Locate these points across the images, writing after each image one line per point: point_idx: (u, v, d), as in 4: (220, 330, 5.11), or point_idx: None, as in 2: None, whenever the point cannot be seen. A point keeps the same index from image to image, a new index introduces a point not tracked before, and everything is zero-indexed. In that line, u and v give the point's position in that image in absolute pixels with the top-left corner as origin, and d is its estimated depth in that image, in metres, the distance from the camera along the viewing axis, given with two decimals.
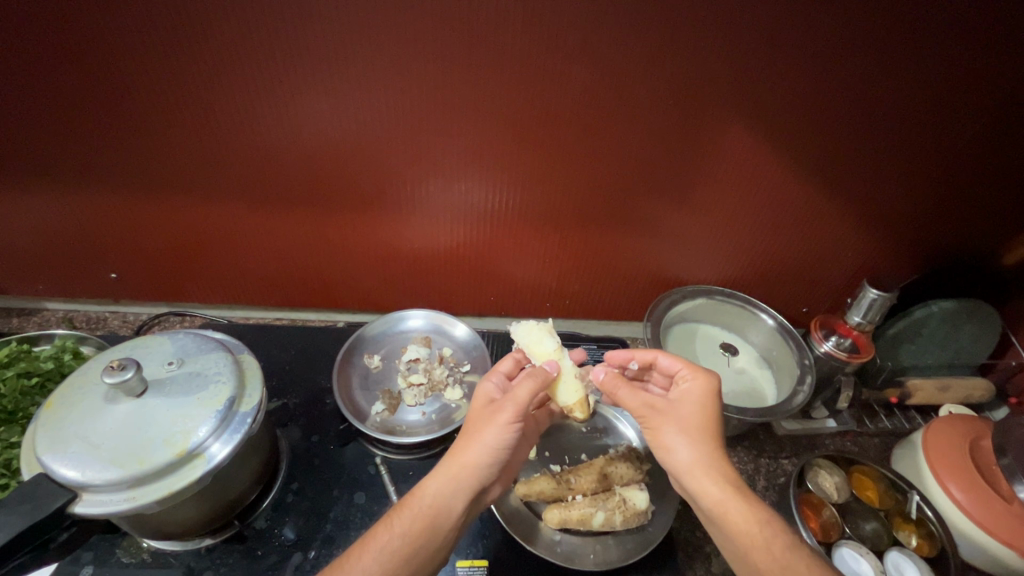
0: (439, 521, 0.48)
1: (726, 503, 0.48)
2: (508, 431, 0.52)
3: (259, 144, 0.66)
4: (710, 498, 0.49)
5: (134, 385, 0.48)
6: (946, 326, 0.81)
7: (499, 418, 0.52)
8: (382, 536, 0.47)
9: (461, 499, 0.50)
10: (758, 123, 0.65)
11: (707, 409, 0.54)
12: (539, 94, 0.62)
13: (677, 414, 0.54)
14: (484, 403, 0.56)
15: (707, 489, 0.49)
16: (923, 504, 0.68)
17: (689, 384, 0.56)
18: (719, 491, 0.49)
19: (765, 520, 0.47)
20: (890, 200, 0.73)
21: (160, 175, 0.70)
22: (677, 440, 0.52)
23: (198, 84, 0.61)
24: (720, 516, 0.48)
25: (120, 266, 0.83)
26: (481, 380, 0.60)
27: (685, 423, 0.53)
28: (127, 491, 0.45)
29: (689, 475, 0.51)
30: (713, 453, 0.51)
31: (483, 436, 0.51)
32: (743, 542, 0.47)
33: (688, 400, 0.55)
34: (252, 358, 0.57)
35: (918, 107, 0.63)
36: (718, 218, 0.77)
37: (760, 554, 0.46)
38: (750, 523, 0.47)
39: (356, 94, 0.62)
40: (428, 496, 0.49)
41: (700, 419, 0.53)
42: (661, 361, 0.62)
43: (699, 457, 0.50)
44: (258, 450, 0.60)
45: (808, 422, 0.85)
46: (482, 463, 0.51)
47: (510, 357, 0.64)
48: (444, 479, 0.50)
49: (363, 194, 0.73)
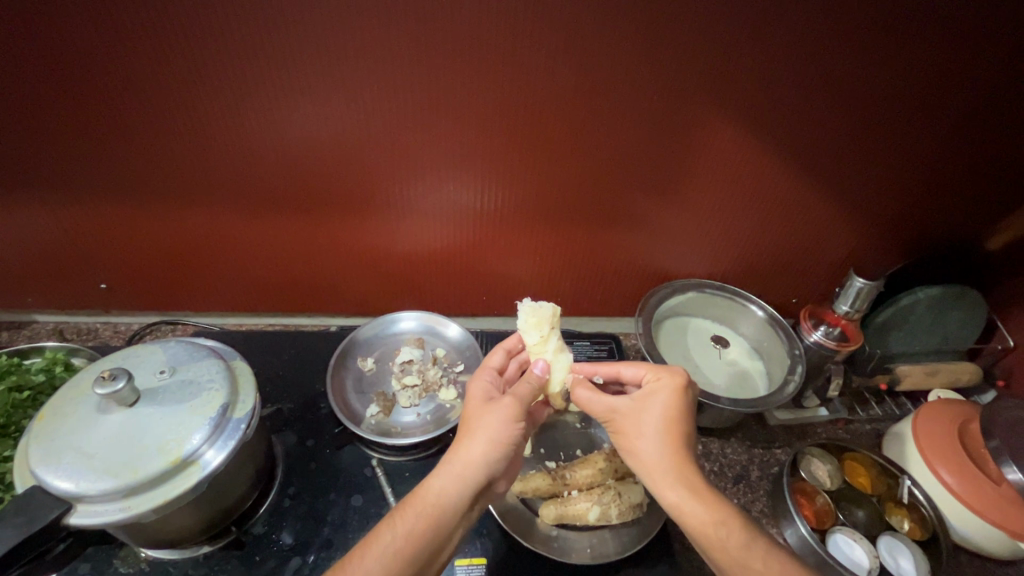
0: (441, 520, 0.48)
1: (682, 504, 0.49)
2: (513, 427, 0.54)
3: (245, 150, 0.66)
4: (669, 498, 0.50)
5: (126, 394, 0.48)
6: (932, 312, 0.82)
7: (505, 412, 0.54)
8: (385, 535, 0.47)
9: (465, 495, 0.50)
10: (742, 116, 0.65)
11: (671, 408, 0.54)
12: (525, 90, 0.62)
13: (638, 416, 0.55)
14: (483, 399, 0.57)
15: (666, 492, 0.50)
16: (913, 487, 0.70)
17: (653, 385, 0.57)
18: (676, 495, 0.50)
19: (722, 518, 0.48)
20: (874, 189, 0.74)
21: (148, 184, 0.70)
22: (639, 441, 0.53)
23: (182, 91, 0.60)
24: (679, 516, 0.50)
25: (111, 276, 0.83)
26: (472, 377, 0.61)
27: (645, 424, 0.54)
28: (122, 500, 0.45)
29: (654, 475, 0.52)
30: (674, 452, 0.52)
31: (489, 431, 0.52)
32: (702, 542, 0.48)
33: (651, 402, 0.55)
34: (245, 364, 0.56)
35: (898, 96, 0.64)
36: (707, 211, 0.77)
37: (716, 551, 0.47)
38: (707, 522, 0.48)
39: (342, 95, 0.62)
40: (432, 494, 0.49)
41: (660, 420, 0.54)
42: (626, 372, 0.63)
43: (660, 461, 0.51)
44: (253, 455, 0.60)
45: (801, 411, 0.86)
46: (487, 459, 0.51)
47: (499, 350, 0.67)
48: (447, 478, 0.50)
49: (353, 196, 0.73)
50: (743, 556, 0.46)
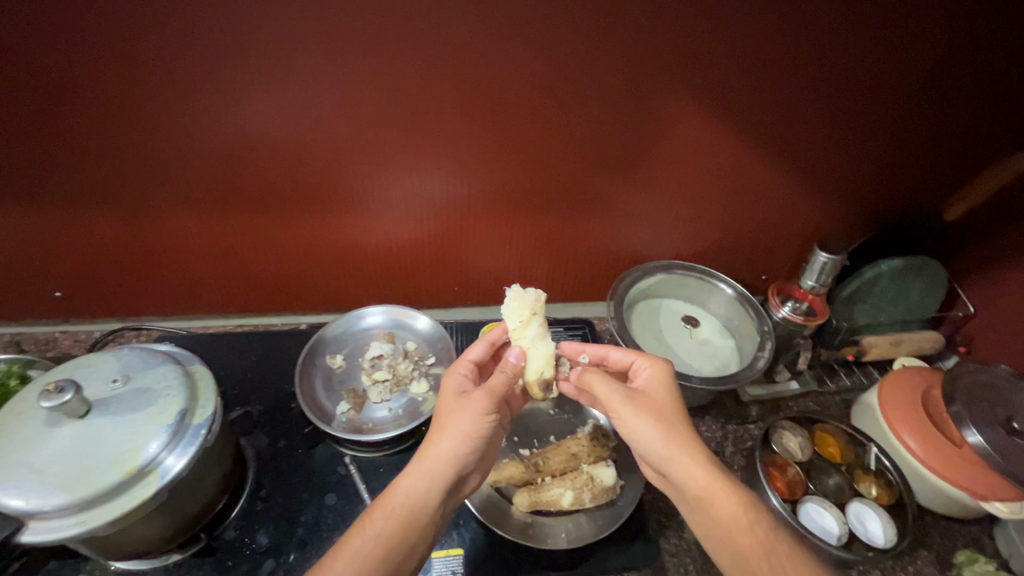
0: (412, 519, 0.49)
1: (711, 485, 0.50)
2: (483, 420, 0.54)
3: (196, 148, 0.64)
4: (695, 480, 0.51)
5: (75, 405, 0.46)
6: (895, 283, 0.84)
7: (474, 406, 0.54)
8: (354, 543, 0.47)
9: (435, 492, 0.50)
10: (702, 97, 0.65)
11: (671, 393, 0.57)
12: (483, 77, 0.61)
13: (647, 399, 0.56)
14: (456, 392, 0.57)
15: (693, 473, 0.51)
16: (881, 455, 0.72)
17: (649, 371, 0.59)
18: (704, 476, 0.51)
19: (748, 500, 0.50)
20: (836, 164, 0.75)
21: (94, 187, 0.67)
22: (651, 425, 0.54)
23: (123, 88, 0.57)
24: (705, 500, 0.50)
25: (64, 284, 0.79)
26: (448, 372, 0.60)
27: (657, 406, 0.56)
28: (77, 515, 0.43)
29: (667, 459, 0.52)
30: (691, 434, 0.54)
31: (458, 426, 0.53)
32: (729, 524, 0.49)
33: (655, 387, 0.58)
34: (205, 368, 0.55)
35: (854, 71, 0.64)
36: (673, 193, 0.77)
37: (743, 536, 0.48)
38: (735, 505, 0.49)
39: (293, 88, 0.59)
40: (401, 493, 0.50)
41: (670, 403, 0.56)
42: (614, 355, 0.64)
43: (674, 446, 0.52)
44: (219, 460, 0.59)
45: (772, 385, 0.87)
46: (456, 453, 0.52)
47: (481, 342, 0.64)
48: (417, 475, 0.51)
49: (314, 192, 0.71)
50: (770, 539, 0.48)
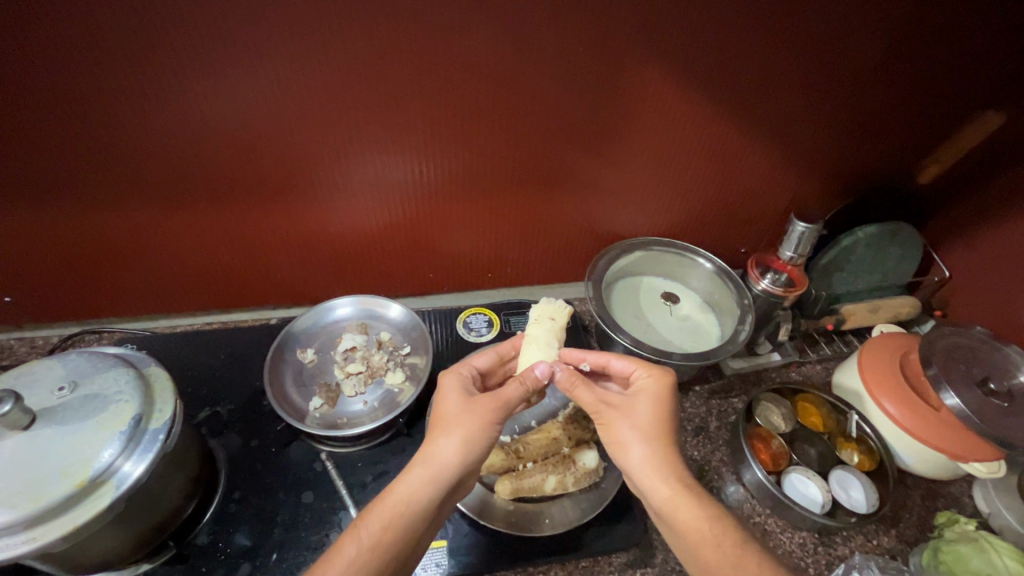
0: (410, 526, 0.48)
1: (676, 500, 0.50)
2: (492, 428, 0.53)
3: (140, 138, 0.60)
4: (661, 494, 0.50)
5: (16, 417, 0.43)
6: (871, 251, 0.83)
7: (484, 412, 0.53)
8: (348, 551, 0.46)
9: (436, 497, 0.50)
10: (675, 66, 0.62)
11: (662, 406, 0.55)
12: (444, 52, 0.57)
13: (630, 410, 0.55)
14: (462, 395, 0.56)
15: (658, 487, 0.51)
16: (861, 421, 0.73)
17: (645, 381, 0.57)
18: (669, 491, 0.50)
19: (716, 517, 0.49)
20: (812, 132, 0.74)
21: (32, 185, 0.62)
22: (630, 435, 0.53)
23: (52, 76, 0.53)
24: (670, 514, 0.50)
25: (12, 289, 0.75)
26: (448, 371, 0.60)
27: (638, 418, 0.54)
28: (26, 532, 0.41)
29: (642, 470, 0.52)
30: (667, 449, 0.52)
31: (466, 433, 0.51)
32: (694, 539, 0.48)
33: (644, 397, 0.55)
34: (160, 370, 0.52)
35: (829, 34, 0.62)
36: (648, 168, 0.75)
37: (708, 550, 0.47)
38: (700, 520, 0.48)
39: (240, 70, 0.55)
40: (402, 499, 0.49)
41: (653, 416, 0.54)
42: (615, 364, 0.61)
43: (649, 458, 0.52)
44: (184, 465, 0.56)
45: (755, 357, 0.86)
46: (461, 459, 0.51)
47: (490, 352, 0.64)
48: (418, 480, 0.50)
49: (274, 180, 0.67)
50: (736, 554, 0.47)
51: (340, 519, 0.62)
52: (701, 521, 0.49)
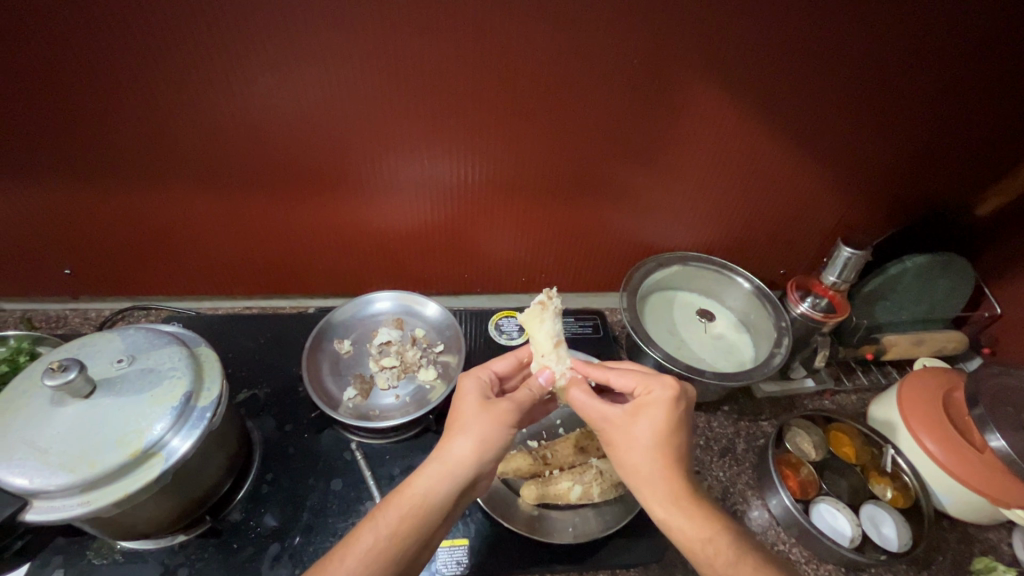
0: (428, 518, 0.49)
1: (670, 521, 0.49)
2: (507, 429, 0.54)
3: (205, 127, 0.62)
4: (658, 513, 0.50)
5: (80, 385, 0.46)
6: (920, 281, 0.81)
7: (501, 415, 0.54)
8: (366, 539, 0.47)
9: (452, 493, 0.50)
10: (728, 84, 0.62)
11: (658, 426, 0.52)
12: (498, 56, 0.58)
13: (626, 432, 0.53)
14: (479, 398, 0.56)
15: (654, 508, 0.50)
16: (897, 456, 0.71)
17: (643, 399, 0.54)
18: (663, 512, 0.49)
19: (712, 539, 0.48)
20: (865, 156, 0.72)
21: (101, 164, 0.65)
22: (626, 457, 0.52)
23: (132, 64, 0.56)
24: (668, 531, 0.49)
25: (74, 262, 0.79)
26: (467, 373, 0.60)
27: (633, 441, 0.52)
28: (81, 495, 0.43)
29: (640, 490, 0.52)
30: (662, 471, 0.50)
31: (483, 432, 0.52)
32: (692, 557, 0.48)
33: (639, 416, 0.53)
34: (210, 350, 0.54)
35: (891, 58, 0.61)
36: (693, 183, 0.75)
37: (706, 570, 0.47)
38: (697, 541, 0.48)
39: (304, 68, 0.58)
40: (419, 493, 0.49)
41: (649, 436, 0.52)
42: (615, 380, 0.59)
43: (645, 479, 0.51)
44: (225, 442, 0.59)
45: (788, 383, 0.85)
46: (478, 457, 0.51)
47: (509, 357, 0.64)
48: (435, 476, 0.50)
49: (323, 173, 0.69)
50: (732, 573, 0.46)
51: (366, 509, 0.63)
52: (694, 543, 0.48)
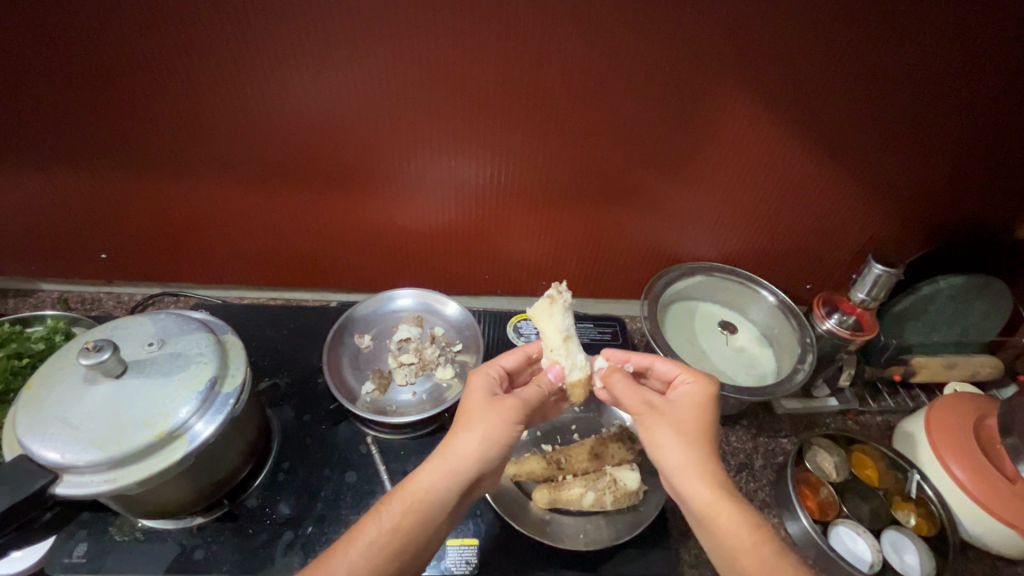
0: (430, 514, 0.49)
1: (717, 504, 0.48)
2: (513, 428, 0.53)
3: (241, 121, 0.64)
4: (700, 499, 0.49)
5: (112, 365, 0.47)
6: (954, 302, 0.78)
7: (507, 410, 0.53)
8: (370, 531, 0.48)
9: (455, 491, 0.50)
10: (761, 94, 0.61)
11: (705, 412, 0.54)
12: (530, 59, 0.58)
13: (674, 415, 0.54)
14: (486, 394, 0.56)
15: (699, 490, 0.49)
16: (923, 482, 0.68)
17: (689, 387, 0.57)
18: (708, 495, 0.48)
19: (757, 525, 0.47)
20: (901, 172, 0.70)
21: (140, 153, 0.68)
22: (671, 440, 0.52)
23: (176, 58, 0.58)
24: (709, 517, 0.48)
25: (110, 246, 0.81)
26: (476, 369, 0.60)
27: (682, 424, 0.53)
28: (108, 472, 0.45)
29: (681, 475, 0.50)
30: (708, 455, 0.51)
31: (487, 430, 0.52)
32: (732, 544, 0.47)
33: (688, 402, 0.55)
34: (235, 338, 0.56)
35: (933, 72, 0.59)
36: (720, 193, 0.74)
37: (746, 557, 0.46)
38: (741, 527, 0.47)
39: (339, 66, 0.59)
40: (421, 489, 0.50)
41: (696, 422, 0.53)
42: (659, 365, 0.62)
43: (690, 462, 0.50)
44: (246, 429, 0.60)
45: (810, 401, 0.84)
46: (482, 456, 0.51)
47: (518, 352, 0.64)
48: (439, 473, 0.50)
49: (352, 170, 0.70)
50: (774, 564, 0.46)
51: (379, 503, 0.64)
52: (739, 527, 0.47)
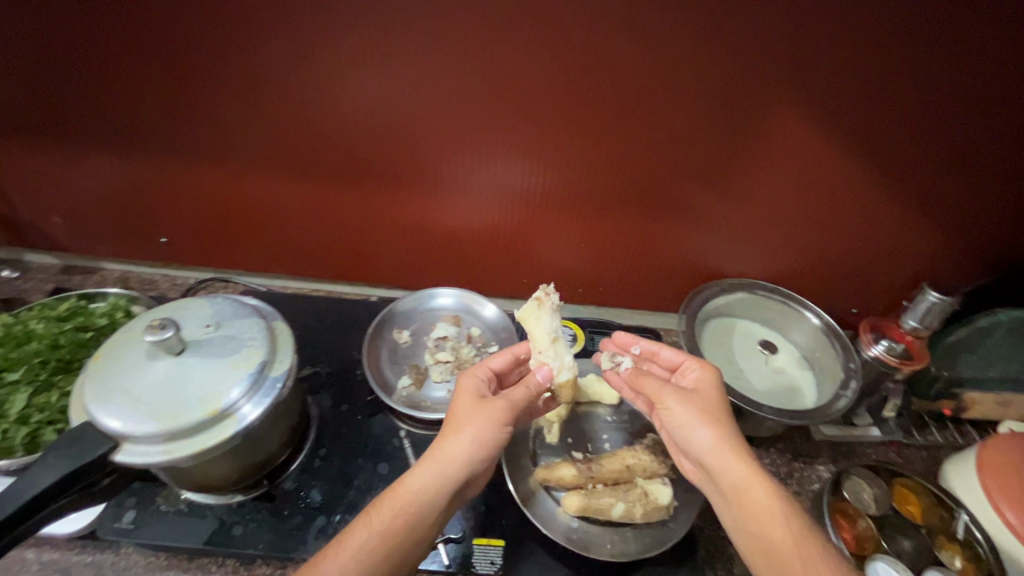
0: (422, 516, 0.50)
1: (749, 476, 0.50)
2: (501, 429, 0.55)
3: (303, 118, 0.67)
4: (733, 473, 0.51)
5: (173, 343, 0.50)
6: (1013, 337, 0.74)
7: (493, 413, 0.55)
8: (359, 533, 0.48)
9: (445, 492, 0.51)
10: (821, 111, 0.60)
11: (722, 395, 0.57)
12: (586, 70, 0.59)
13: (698, 397, 0.56)
14: (473, 396, 0.57)
15: (732, 466, 0.51)
16: (972, 525, 0.65)
17: (703, 372, 0.60)
18: (741, 469, 0.51)
19: (784, 499, 0.50)
20: (964, 198, 0.67)
21: (208, 144, 0.71)
22: (698, 419, 0.54)
23: (250, 56, 0.61)
24: (740, 490, 0.50)
25: (171, 231, 0.86)
26: (463, 372, 0.61)
27: (706, 404, 0.56)
28: (163, 444, 0.47)
29: (711, 451, 0.52)
30: (733, 432, 0.53)
31: (476, 430, 0.53)
32: (764, 516, 0.48)
33: (706, 384, 0.58)
34: (285, 325, 0.58)
35: (1004, 96, 0.57)
36: (770, 210, 0.72)
37: (774, 530, 0.48)
38: (771, 500, 0.49)
39: (401, 69, 0.61)
40: (412, 491, 0.50)
41: (718, 403, 0.56)
42: (665, 353, 0.65)
43: (720, 438, 0.52)
44: (289, 413, 0.62)
45: (851, 428, 0.80)
46: (470, 459, 0.52)
47: (506, 353, 0.64)
48: (429, 475, 0.51)
49: (403, 169, 0.72)
50: (802, 534, 0.48)
51: None
52: (772, 501, 0.49)
